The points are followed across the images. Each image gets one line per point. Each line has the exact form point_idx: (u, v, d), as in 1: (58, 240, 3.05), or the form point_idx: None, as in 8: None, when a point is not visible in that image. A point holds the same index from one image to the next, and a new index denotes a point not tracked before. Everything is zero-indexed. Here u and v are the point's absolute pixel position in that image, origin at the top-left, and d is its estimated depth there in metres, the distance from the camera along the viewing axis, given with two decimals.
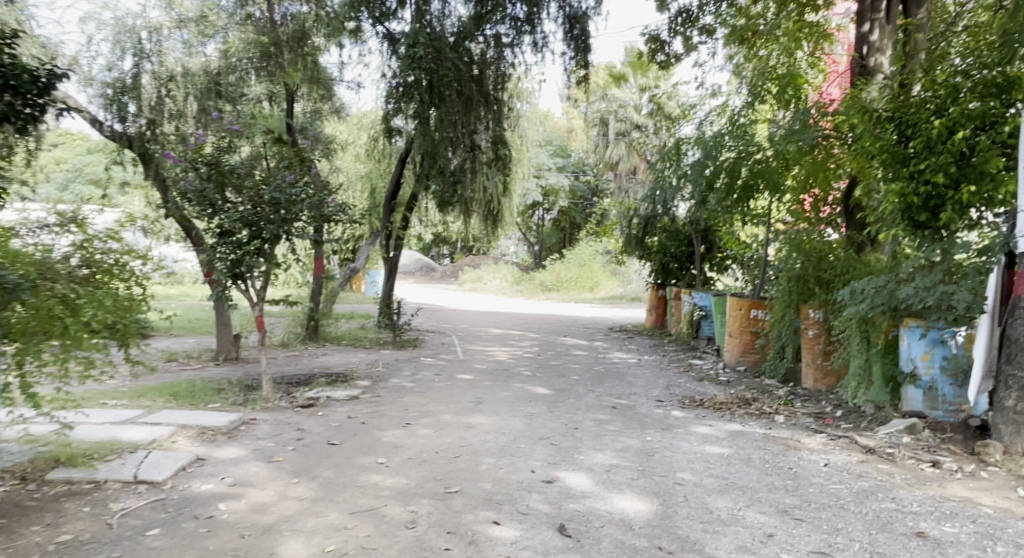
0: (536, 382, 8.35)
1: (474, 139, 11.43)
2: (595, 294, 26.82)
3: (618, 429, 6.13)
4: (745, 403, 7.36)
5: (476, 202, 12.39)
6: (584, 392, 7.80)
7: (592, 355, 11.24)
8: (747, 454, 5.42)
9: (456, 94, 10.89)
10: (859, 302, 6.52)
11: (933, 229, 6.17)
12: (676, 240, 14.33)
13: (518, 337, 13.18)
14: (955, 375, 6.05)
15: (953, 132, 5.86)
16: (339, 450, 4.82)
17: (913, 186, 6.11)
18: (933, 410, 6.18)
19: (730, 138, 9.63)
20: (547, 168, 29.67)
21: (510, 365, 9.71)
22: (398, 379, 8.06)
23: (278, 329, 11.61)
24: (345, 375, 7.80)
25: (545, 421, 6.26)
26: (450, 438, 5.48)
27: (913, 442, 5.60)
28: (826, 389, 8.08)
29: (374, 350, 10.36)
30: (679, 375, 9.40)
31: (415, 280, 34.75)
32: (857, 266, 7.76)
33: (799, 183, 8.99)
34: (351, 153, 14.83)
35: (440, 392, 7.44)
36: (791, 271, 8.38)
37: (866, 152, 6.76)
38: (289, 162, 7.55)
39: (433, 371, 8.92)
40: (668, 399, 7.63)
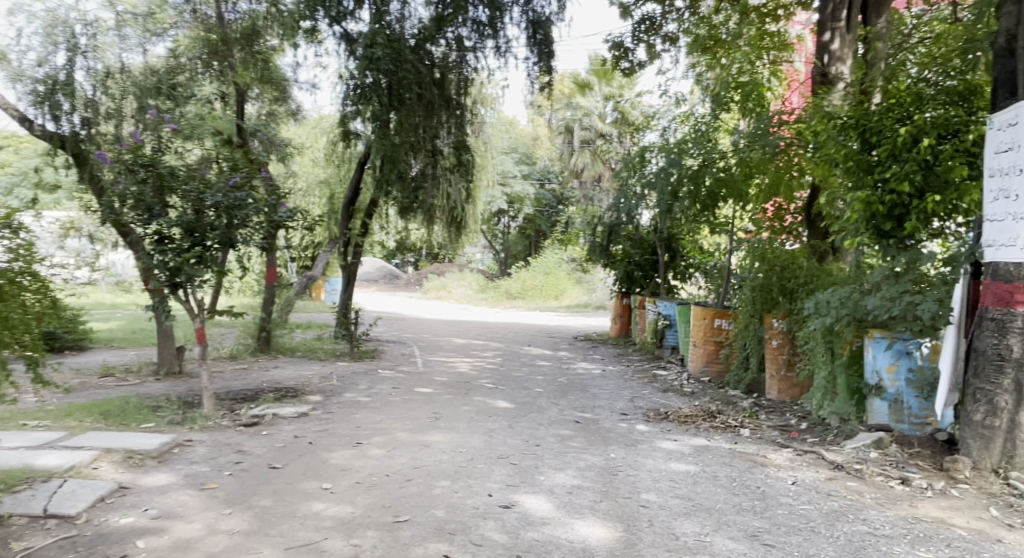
0: (497, 395, 8.07)
1: (435, 144, 11.18)
2: (561, 302, 26.65)
3: (581, 446, 5.89)
4: (710, 415, 7.18)
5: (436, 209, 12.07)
6: (547, 406, 7.55)
7: (555, 365, 11.00)
8: (713, 471, 5.21)
9: (416, 96, 10.60)
10: (824, 313, 6.36)
11: (897, 237, 6.05)
12: (640, 249, 14.18)
13: (481, 348, 12.90)
14: (921, 388, 5.88)
15: (917, 140, 5.74)
16: (280, 476, 4.51)
17: (878, 194, 5.96)
18: (898, 423, 6.01)
19: (693, 146, 9.46)
20: (512, 175, 29.46)
21: (471, 377, 9.42)
22: (353, 394, 7.74)
23: (230, 340, 11.17)
24: (297, 389, 7.54)
25: (504, 438, 5.99)
26: (403, 458, 5.18)
27: (881, 458, 5.44)
28: (790, 400, 7.94)
29: (330, 362, 9.99)
30: (644, 387, 9.20)
31: (378, 288, 34.24)
32: (820, 275, 7.63)
33: (764, 192, 8.93)
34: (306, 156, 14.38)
35: (396, 408, 7.12)
36: (754, 280, 8.25)
37: (829, 159, 6.62)
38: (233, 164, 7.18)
39: (391, 384, 8.60)
40: (632, 412, 7.42)
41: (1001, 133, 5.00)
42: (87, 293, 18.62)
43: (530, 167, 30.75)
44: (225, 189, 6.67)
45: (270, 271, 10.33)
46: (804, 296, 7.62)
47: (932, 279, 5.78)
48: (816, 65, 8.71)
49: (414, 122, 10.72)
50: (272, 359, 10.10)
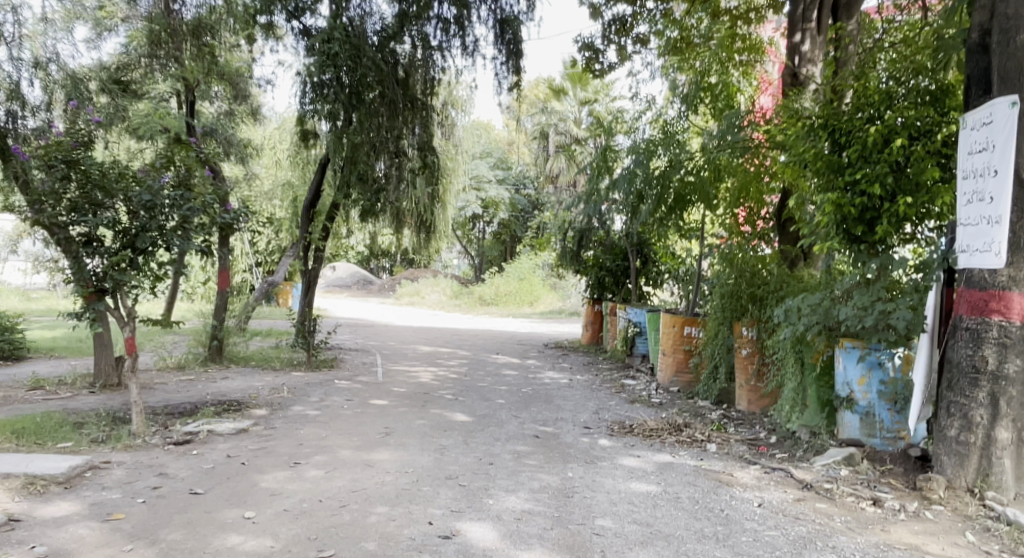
0: (456, 407, 7.71)
1: (398, 145, 10.75)
2: (534, 308, 26.32)
3: (537, 464, 5.52)
4: (676, 428, 6.86)
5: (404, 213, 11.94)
6: (507, 419, 7.19)
7: (522, 374, 10.64)
8: (675, 493, 4.87)
9: (378, 94, 10.26)
10: (795, 322, 6.09)
11: (868, 242, 5.79)
12: (611, 255, 13.87)
13: (447, 356, 12.51)
14: (893, 400, 5.63)
15: (888, 141, 5.50)
16: (200, 502, 4.33)
17: (848, 197, 5.70)
18: (870, 437, 5.70)
19: (663, 148, 9.16)
20: (486, 179, 29.09)
21: (431, 388, 9.04)
22: (301, 408, 7.40)
23: (178, 349, 10.67)
24: (240, 403, 7.35)
25: (456, 456, 5.62)
26: (342, 481, 4.85)
27: (851, 476, 5.13)
28: (759, 411, 7.64)
29: (284, 373, 9.56)
30: (611, 397, 8.87)
31: (349, 294, 33.73)
32: (789, 281, 7.38)
33: (732, 196, 8.67)
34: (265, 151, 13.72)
35: (345, 424, 6.71)
36: (724, 285, 8.00)
37: (799, 161, 6.35)
38: (166, 161, 6.86)
39: (345, 396, 8.18)
40: (595, 424, 7.10)
41: (974, 132, 4.73)
42: (44, 299, 18.00)
43: (505, 172, 30.37)
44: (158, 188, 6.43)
45: (222, 276, 9.90)
46: (775, 304, 7.34)
47: (903, 286, 5.51)
48: (786, 66, 8.46)
49: (380, 122, 10.43)
50: (222, 369, 9.65)
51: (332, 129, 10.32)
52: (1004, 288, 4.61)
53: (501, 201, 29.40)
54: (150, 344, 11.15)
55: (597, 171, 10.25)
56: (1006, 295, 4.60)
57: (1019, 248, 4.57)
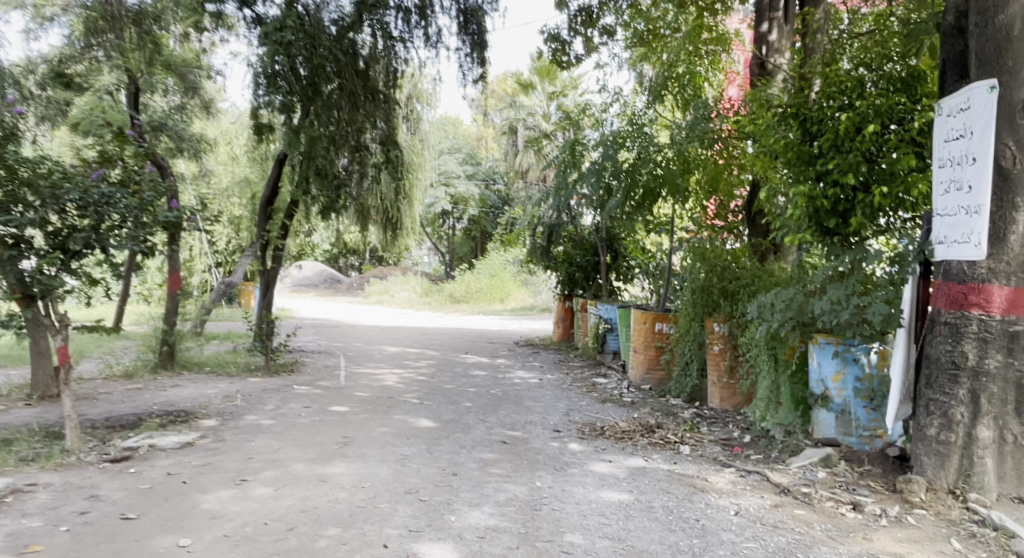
0: (420, 412, 7.40)
1: (359, 139, 10.52)
2: (506, 305, 26.05)
3: (504, 473, 5.24)
4: (648, 430, 6.64)
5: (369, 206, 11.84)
6: (474, 424, 6.91)
7: (490, 375, 10.37)
8: (648, 501, 4.63)
9: (335, 86, 9.93)
10: (768, 318, 5.88)
11: (842, 234, 5.60)
12: (582, 250, 13.63)
13: (414, 356, 12.19)
14: (869, 397, 5.45)
15: (860, 129, 5.30)
16: (131, 529, 4.12)
17: (820, 188, 5.51)
18: (846, 436, 5.52)
19: (630, 140, 8.92)
20: (455, 175, 28.69)
21: (396, 391, 8.74)
22: (255, 417, 7.08)
23: (128, 355, 10.22)
24: (189, 413, 7.02)
25: (417, 467, 5.32)
26: (292, 500, 4.59)
27: (829, 478, 4.93)
28: (733, 408, 7.45)
29: (240, 379, 9.17)
30: (581, 397, 8.62)
31: (318, 294, 33.21)
32: (761, 276, 7.16)
33: (702, 189, 8.44)
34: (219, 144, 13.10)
35: (302, 434, 6.38)
36: (695, 281, 7.80)
37: (769, 151, 6.13)
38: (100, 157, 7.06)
39: (304, 402, 7.83)
40: (565, 427, 6.85)
41: (951, 119, 4.54)
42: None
43: (474, 168, 29.95)
44: (90, 186, 6.29)
45: (172, 278, 9.47)
46: (746, 300, 7.13)
47: (877, 280, 5.31)
48: (754, 55, 8.29)
49: (339, 115, 10.12)
50: (174, 376, 9.24)
51: (288, 123, 9.93)
52: (984, 281, 4.43)
53: (471, 197, 29.02)
54: (101, 351, 10.72)
55: (564, 165, 9.98)
56: (986, 289, 4.42)
57: (1000, 240, 4.40)
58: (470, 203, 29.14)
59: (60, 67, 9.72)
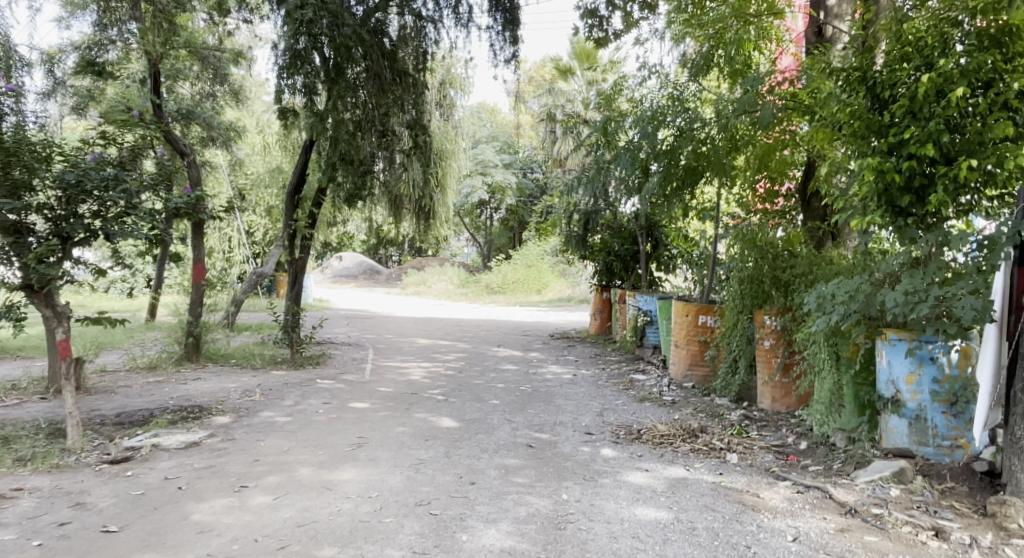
0: (444, 410, 6.90)
1: (387, 124, 10.08)
2: (543, 296, 25.54)
3: (528, 483, 4.70)
4: (691, 434, 6.04)
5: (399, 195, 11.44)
6: (500, 424, 6.38)
7: (522, 369, 9.83)
8: (690, 521, 4.06)
9: (361, 69, 9.48)
10: (829, 310, 5.30)
11: (917, 215, 4.98)
12: (620, 238, 13.01)
13: (445, 349, 11.73)
14: (949, 402, 4.88)
15: (943, 92, 4.69)
16: (111, 544, 3.66)
17: (892, 161, 4.86)
18: (921, 445, 4.96)
19: (672, 114, 8.12)
20: (492, 164, 28.13)
21: (422, 386, 8.26)
22: (270, 413, 6.64)
23: (153, 346, 9.88)
24: (203, 408, 6.60)
25: (432, 474, 4.79)
26: (292, 510, 4.11)
27: (904, 496, 4.29)
28: (785, 410, 6.89)
29: (264, 371, 8.76)
30: (617, 395, 8.04)
31: (356, 284, 33.10)
32: (820, 265, 6.54)
33: (752, 167, 7.81)
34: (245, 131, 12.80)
35: (317, 432, 5.90)
36: (743, 270, 7.14)
37: (830, 123, 5.50)
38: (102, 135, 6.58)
39: (325, 397, 7.34)
40: (599, 429, 6.29)
41: None
42: None
43: (512, 157, 29.32)
44: (90, 169, 5.83)
45: (196, 268, 9.09)
46: (803, 289, 6.49)
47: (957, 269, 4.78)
48: (810, 21, 7.58)
49: (367, 101, 9.72)
50: (198, 368, 8.82)
51: (311, 106, 9.46)
52: None
53: (507, 186, 28.45)
54: (128, 342, 10.39)
55: (596, 146, 9.32)
56: None
57: None
58: (507, 192, 28.58)
59: (90, 54, 9.29)
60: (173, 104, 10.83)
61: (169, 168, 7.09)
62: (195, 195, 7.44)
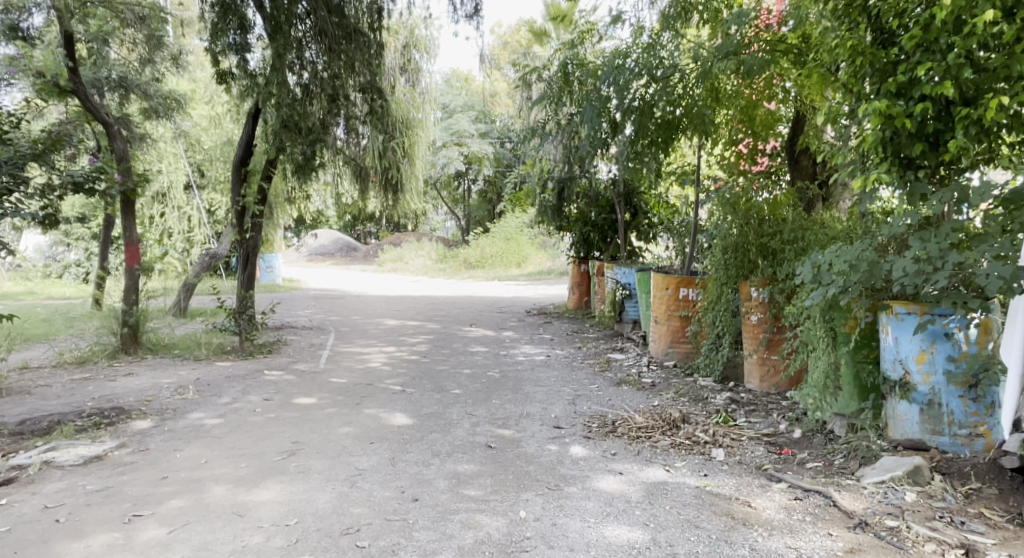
0: (398, 403, 6.17)
1: (338, 88, 9.08)
2: (523, 269, 24.86)
3: (481, 496, 4.00)
4: (672, 424, 5.37)
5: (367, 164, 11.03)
6: (459, 419, 5.66)
7: (492, 351, 9.10)
8: (669, 545, 3.40)
9: (307, 26, 8.59)
10: (827, 283, 4.65)
11: (928, 166, 4.43)
12: (597, 207, 12.27)
13: (412, 331, 11.00)
14: (966, 385, 4.26)
15: (961, 20, 4.10)
16: None
17: (902, 105, 4.27)
18: (935, 436, 4.36)
19: (639, 62, 7.31)
20: (467, 134, 27.14)
21: (380, 374, 7.52)
22: (200, 411, 5.86)
23: (88, 338, 9.00)
24: (122, 409, 5.80)
25: (370, 488, 4.05)
26: (187, 547, 3.38)
27: (921, 502, 3.71)
28: (773, 390, 6.25)
29: (206, 362, 7.90)
30: (593, 379, 7.36)
31: (332, 262, 32.18)
32: (810, 228, 5.93)
33: (735, 125, 7.19)
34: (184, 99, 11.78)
35: (247, 435, 5.13)
36: (726, 237, 6.42)
37: (826, 65, 4.95)
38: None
39: (268, 392, 6.52)
40: (569, 423, 5.60)
41: None
42: None
43: (489, 125, 28.10)
44: None
45: (129, 251, 8.20)
46: (793, 259, 5.81)
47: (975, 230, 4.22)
48: None
49: (319, 66, 8.83)
50: (133, 362, 7.95)
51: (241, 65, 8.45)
52: None
53: (484, 156, 27.51)
54: (64, 334, 9.50)
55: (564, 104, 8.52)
56: None
57: None
58: (484, 163, 27.65)
59: (10, 19, 8.01)
60: (86, 71, 9.57)
61: (55, 132, 6.33)
62: (95, 167, 6.65)
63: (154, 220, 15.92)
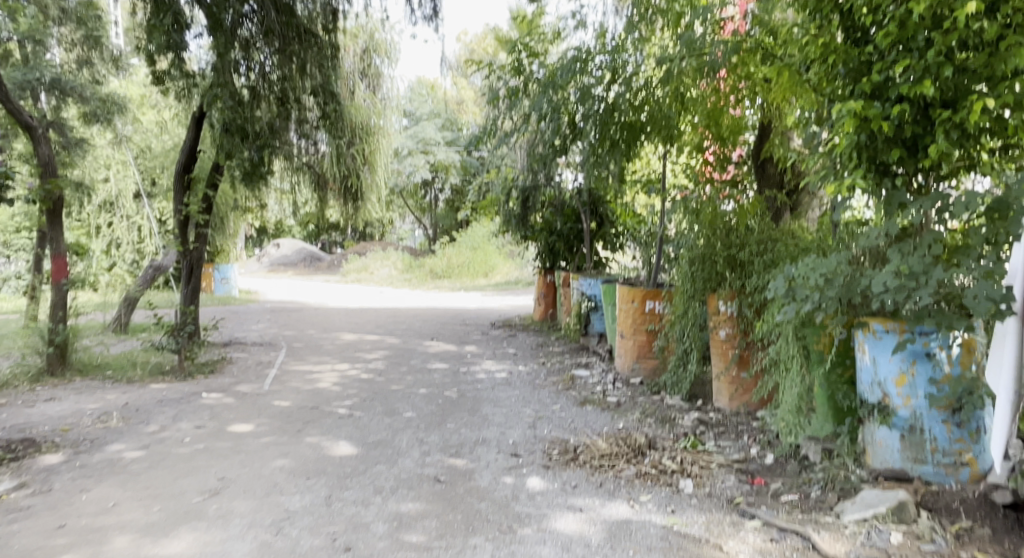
0: (344, 429, 5.71)
1: (287, 91, 8.67)
2: (490, 279, 24.47)
3: (424, 543, 3.57)
4: (637, 450, 5.00)
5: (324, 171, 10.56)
6: (408, 448, 5.21)
7: (451, 368, 8.66)
8: None
9: (254, 27, 8.07)
10: (800, 299, 4.29)
11: (905, 173, 4.14)
12: (562, 216, 11.93)
13: (370, 346, 10.51)
14: (950, 409, 3.94)
15: (939, 15, 3.81)
16: None
17: (879, 106, 3.96)
18: (918, 465, 4.03)
19: (601, 63, 6.96)
20: (434, 142, 26.73)
21: (329, 395, 7.04)
22: (122, 440, 5.34)
23: (14, 357, 8.37)
24: (33, 440, 5.26)
25: (298, 536, 3.60)
26: None
27: (909, 544, 3.45)
28: (742, 409, 5.92)
29: (139, 384, 7.33)
30: (555, 398, 6.97)
31: (295, 272, 31.45)
32: (779, 237, 5.64)
33: (701, 133, 6.89)
34: (127, 103, 11.19)
35: (168, 470, 4.62)
36: (693, 248, 6.09)
37: (795, 63, 4.64)
38: None
39: (203, 417, 6.02)
40: (528, 450, 5.19)
41: None
42: None
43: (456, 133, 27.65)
44: None
45: (58, 264, 7.61)
46: (763, 272, 5.48)
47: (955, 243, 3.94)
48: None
49: (268, 69, 8.32)
50: (59, 385, 7.36)
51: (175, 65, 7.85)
52: None
53: (451, 165, 27.02)
54: None
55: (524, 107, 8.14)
56: None
57: None
58: (451, 171, 27.22)
59: None
60: (15, 71, 8.90)
61: None
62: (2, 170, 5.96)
63: (101, 230, 15.22)
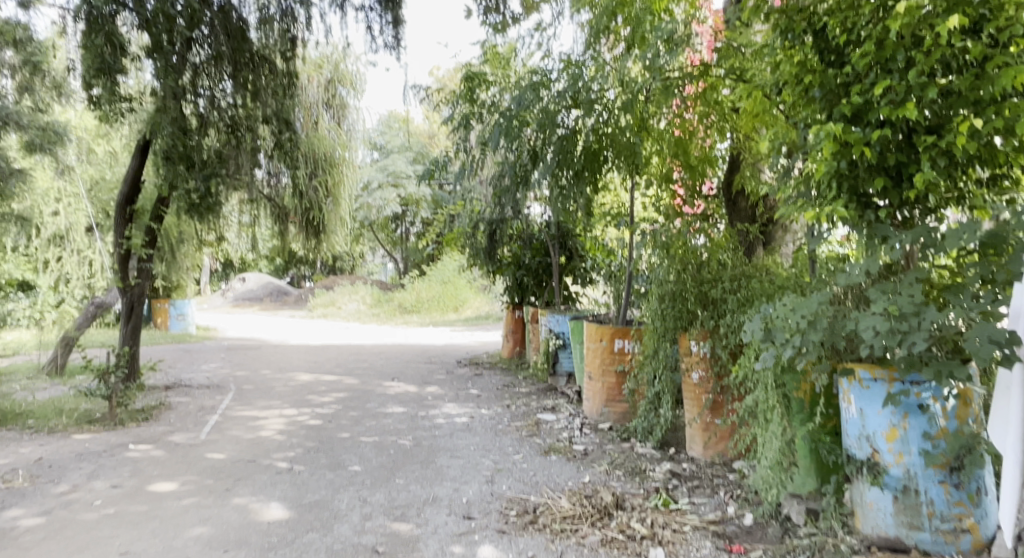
0: (280, 486, 5.14)
1: (238, 120, 8.21)
2: (461, 314, 23.95)
3: None
4: (603, 510, 4.50)
5: (283, 203, 10.08)
6: (348, 510, 4.66)
7: (409, 412, 8.10)
8: None
9: (204, 50, 7.43)
10: (779, 343, 3.86)
11: (888, 205, 3.76)
12: (531, 250, 11.51)
13: (325, 387, 9.91)
14: (947, 468, 3.51)
15: (919, 33, 3.48)
16: None
17: (859, 131, 3.59)
18: (915, 531, 3.59)
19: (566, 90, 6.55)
20: (404, 176, 26.34)
21: (271, 445, 6.46)
22: (23, 503, 4.73)
23: None
24: None
25: None
26: None
27: None
28: (718, 458, 5.46)
29: (62, 435, 6.68)
30: (518, 446, 6.45)
31: (261, 308, 30.60)
32: (752, 272, 5.26)
33: (668, 164, 6.56)
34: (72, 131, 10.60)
35: (66, 543, 4.03)
36: (663, 284, 5.65)
37: (768, 86, 4.28)
38: None
39: (123, 474, 5.42)
40: (482, 511, 4.67)
41: None
42: None
43: None
44: None
45: None
46: (736, 310, 5.06)
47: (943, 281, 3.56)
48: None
49: (218, 94, 7.88)
50: None
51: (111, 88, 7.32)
52: None
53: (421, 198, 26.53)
54: None
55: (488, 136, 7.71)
56: None
57: None
58: (421, 204, 26.77)
59: None
60: None
61: None
62: None
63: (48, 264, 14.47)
